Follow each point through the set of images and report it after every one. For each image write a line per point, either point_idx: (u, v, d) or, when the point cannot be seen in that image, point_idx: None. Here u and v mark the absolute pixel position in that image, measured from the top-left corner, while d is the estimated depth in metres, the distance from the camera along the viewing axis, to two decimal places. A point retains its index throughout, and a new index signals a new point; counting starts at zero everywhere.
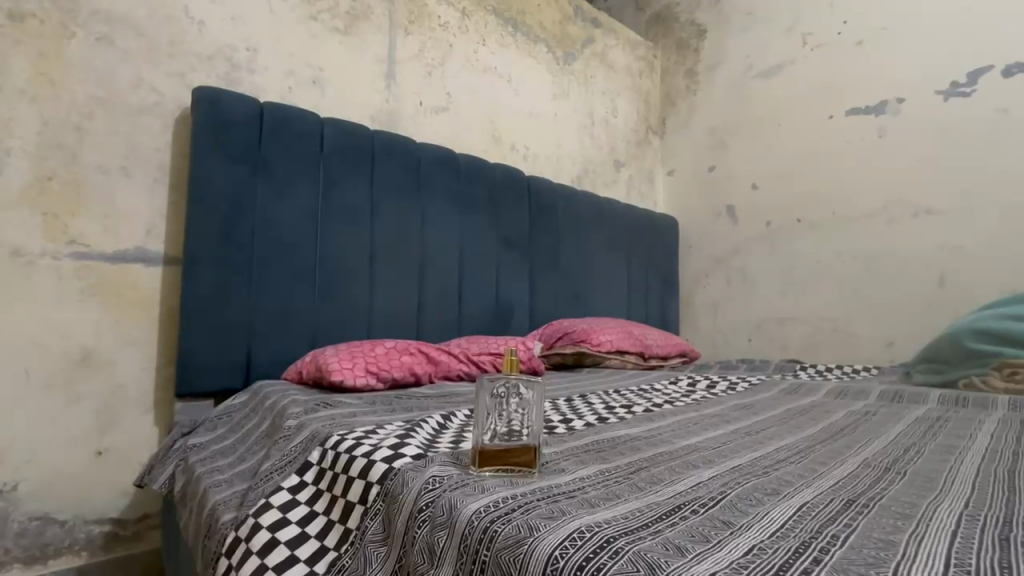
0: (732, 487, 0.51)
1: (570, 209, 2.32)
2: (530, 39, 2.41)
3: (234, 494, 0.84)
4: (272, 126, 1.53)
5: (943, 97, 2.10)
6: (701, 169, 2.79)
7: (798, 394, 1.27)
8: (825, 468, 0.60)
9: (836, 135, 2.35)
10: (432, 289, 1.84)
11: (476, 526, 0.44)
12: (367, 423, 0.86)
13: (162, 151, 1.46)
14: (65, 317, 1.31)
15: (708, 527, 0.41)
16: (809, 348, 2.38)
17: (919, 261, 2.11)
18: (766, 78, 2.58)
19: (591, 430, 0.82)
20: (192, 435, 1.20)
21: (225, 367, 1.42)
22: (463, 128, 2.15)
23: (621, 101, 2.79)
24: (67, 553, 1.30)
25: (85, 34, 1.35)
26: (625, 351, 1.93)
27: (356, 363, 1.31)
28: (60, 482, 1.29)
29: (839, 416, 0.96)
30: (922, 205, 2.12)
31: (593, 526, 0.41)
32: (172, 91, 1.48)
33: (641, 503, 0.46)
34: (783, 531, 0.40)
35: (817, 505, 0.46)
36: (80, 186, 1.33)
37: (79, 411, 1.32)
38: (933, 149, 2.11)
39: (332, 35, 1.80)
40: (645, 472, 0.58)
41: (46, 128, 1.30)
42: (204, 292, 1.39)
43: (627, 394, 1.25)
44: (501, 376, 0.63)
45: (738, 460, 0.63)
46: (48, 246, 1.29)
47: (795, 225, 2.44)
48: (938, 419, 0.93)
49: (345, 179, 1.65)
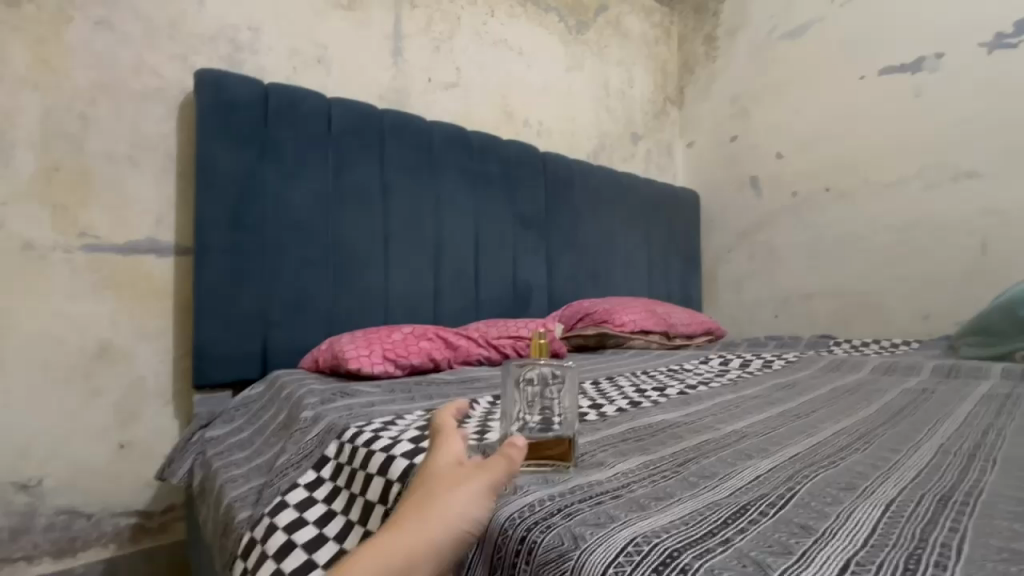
0: (801, 482, 0.45)
1: (588, 183, 2.24)
2: (541, 8, 2.30)
3: (251, 490, 0.80)
4: (278, 106, 1.47)
5: (987, 50, 1.95)
6: (722, 139, 2.66)
7: (841, 371, 1.20)
8: (899, 455, 0.54)
9: (870, 96, 2.21)
10: (450, 271, 1.79)
11: (512, 536, 0.39)
12: (387, 413, 0.82)
13: (168, 137, 1.41)
14: (81, 311, 1.29)
15: (785, 533, 0.35)
16: (839, 323, 2.27)
17: (960, 227, 1.98)
18: (791, 40, 2.43)
19: (626, 417, 0.77)
20: (209, 428, 1.18)
21: (241, 358, 1.39)
22: (474, 103, 2.07)
23: (638, 70, 2.67)
24: (96, 545, 1.30)
25: (82, 18, 1.30)
26: (649, 331, 1.86)
27: (373, 351, 1.27)
28: (86, 475, 1.28)
29: (896, 395, 0.89)
30: (963, 168, 1.98)
31: (649, 536, 0.35)
32: (175, 75, 1.43)
33: (699, 504, 0.40)
34: (879, 539, 0.34)
35: (907, 503, 0.40)
36: (88, 176, 1.30)
37: (99, 405, 1.30)
38: (976, 108, 1.96)
39: (336, 11, 1.72)
40: (694, 465, 0.52)
41: (50, 117, 1.26)
42: (216, 282, 1.35)
43: (657, 375, 1.18)
44: (532, 362, 0.56)
45: (797, 448, 0.57)
46: (59, 239, 1.26)
47: (824, 194, 2.32)
48: (1008, 396, 0.85)
49: (355, 160, 1.60)
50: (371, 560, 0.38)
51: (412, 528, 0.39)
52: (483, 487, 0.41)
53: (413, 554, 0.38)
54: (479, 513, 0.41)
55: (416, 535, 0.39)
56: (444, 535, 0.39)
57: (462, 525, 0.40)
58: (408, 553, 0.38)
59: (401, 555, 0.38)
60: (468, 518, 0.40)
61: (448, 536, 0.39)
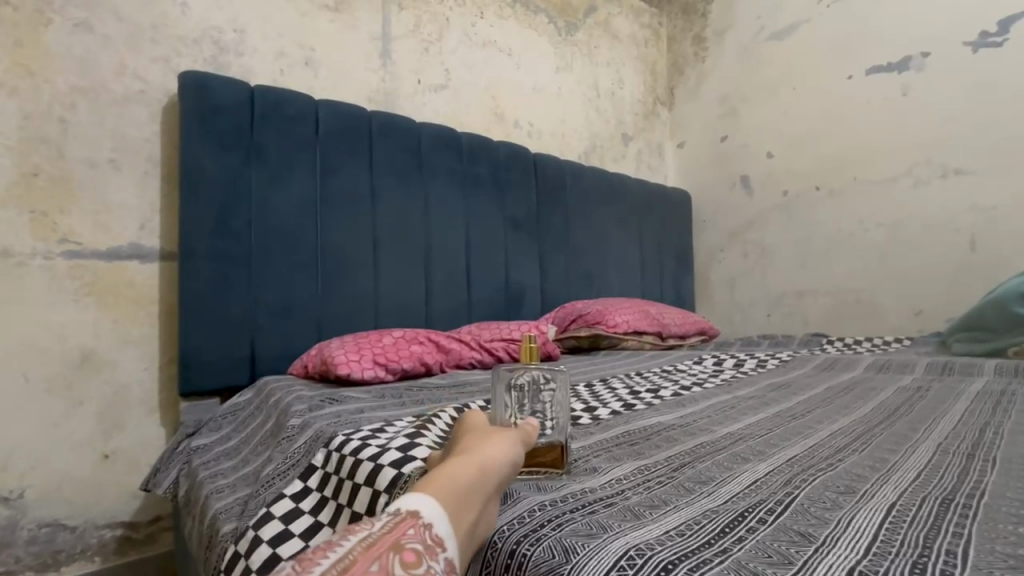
0: (799, 486, 0.44)
1: (579, 183, 2.23)
2: (529, 9, 2.29)
3: (236, 501, 0.78)
4: (263, 109, 1.45)
5: (972, 49, 1.97)
6: (713, 140, 2.67)
7: (835, 370, 1.19)
8: (897, 456, 0.53)
9: (858, 95, 2.22)
10: (441, 273, 1.77)
11: (501, 549, 0.38)
12: (377, 420, 0.81)
13: (152, 141, 1.39)
14: (62, 319, 1.26)
15: (785, 542, 0.34)
16: (832, 321, 2.28)
17: (949, 225, 2.00)
18: (780, 40, 2.43)
19: (619, 419, 0.75)
20: (196, 437, 1.15)
21: (228, 364, 1.36)
22: (464, 105, 2.06)
23: (627, 71, 2.66)
24: (81, 558, 1.27)
25: (62, 21, 1.27)
26: (642, 332, 1.85)
27: (363, 356, 1.25)
28: (68, 486, 1.25)
29: (890, 393, 0.88)
30: (951, 165, 2.00)
31: (643, 549, 0.34)
32: (158, 78, 1.41)
33: (696, 512, 0.39)
34: (882, 546, 0.32)
35: (908, 507, 0.39)
36: (68, 181, 1.27)
37: (82, 415, 1.27)
38: (963, 107, 1.98)
39: (322, 12, 1.70)
40: (689, 469, 0.50)
41: (29, 121, 1.23)
42: (201, 287, 1.33)
43: (651, 376, 1.17)
44: (520, 369, 0.54)
45: (793, 451, 0.56)
46: (38, 246, 1.23)
47: (815, 193, 2.32)
48: (1001, 393, 0.85)
49: (343, 163, 1.58)
50: (442, 478, 0.39)
51: (470, 454, 0.42)
52: (519, 438, 0.47)
53: (481, 472, 0.41)
54: (519, 453, 0.46)
55: (479, 458, 0.42)
56: (500, 461, 0.43)
57: (511, 459, 0.44)
58: (479, 468, 0.41)
59: (469, 471, 0.40)
60: (514, 453, 0.45)
61: (504, 464, 0.43)
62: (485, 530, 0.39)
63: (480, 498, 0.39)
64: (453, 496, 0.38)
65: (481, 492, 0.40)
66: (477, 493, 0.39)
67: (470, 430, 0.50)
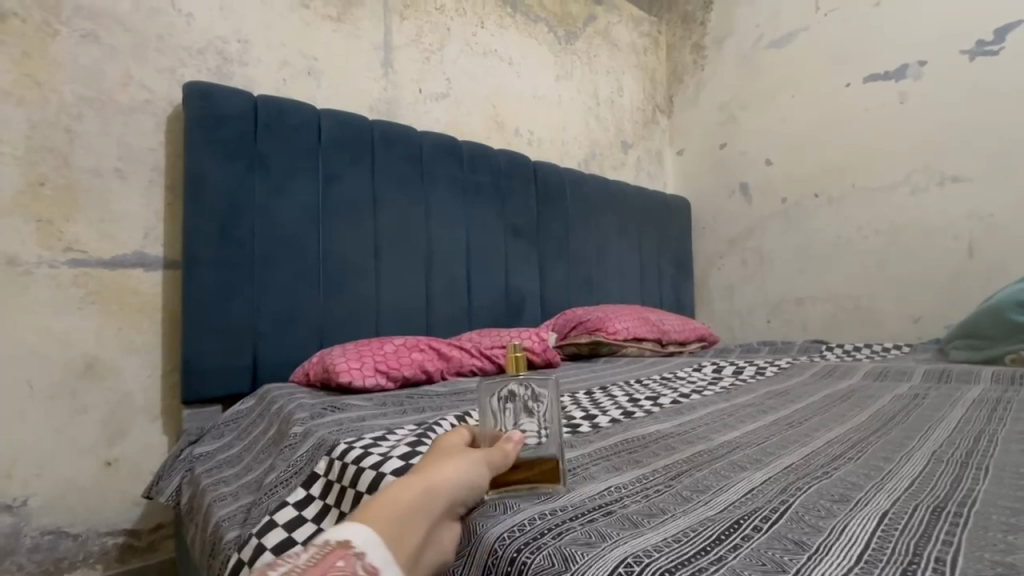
0: (794, 494, 0.45)
1: (579, 190, 2.25)
2: (530, 19, 2.32)
3: (239, 509, 0.79)
4: (267, 119, 1.46)
5: (969, 57, 1.99)
6: (712, 147, 2.68)
7: (834, 377, 1.20)
8: (891, 464, 0.53)
9: (856, 103, 2.24)
10: (442, 280, 1.78)
11: (502, 557, 0.39)
12: (378, 428, 0.81)
13: (156, 150, 1.41)
14: (66, 327, 1.27)
15: (779, 549, 0.34)
16: (831, 327, 2.28)
17: (946, 232, 2.01)
18: (778, 48, 2.46)
19: (618, 427, 0.76)
20: (198, 445, 1.16)
21: (231, 372, 1.37)
22: (465, 114, 2.08)
23: (627, 79, 2.69)
24: (83, 566, 1.27)
25: (69, 32, 1.29)
26: (642, 338, 1.86)
27: (365, 363, 1.26)
28: (72, 494, 1.26)
29: (887, 401, 0.89)
30: (948, 173, 2.01)
31: (641, 556, 0.35)
32: (163, 88, 1.42)
33: (693, 520, 0.40)
34: (874, 554, 0.33)
35: (901, 515, 0.39)
36: (73, 190, 1.28)
37: (85, 423, 1.27)
38: (960, 114, 1.99)
39: (325, 23, 1.73)
40: (687, 478, 0.51)
41: (35, 131, 1.25)
42: (204, 295, 1.34)
43: (650, 383, 1.18)
44: (503, 382, 0.54)
45: (789, 459, 0.57)
46: (43, 254, 1.24)
47: (814, 200, 2.34)
48: (997, 401, 0.86)
49: (345, 172, 1.59)
50: (387, 499, 0.40)
51: (425, 475, 0.43)
52: (485, 459, 0.48)
53: (431, 490, 0.42)
54: (481, 477, 0.47)
55: (432, 478, 0.43)
56: (454, 483, 0.44)
57: (469, 481, 0.45)
58: (430, 486, 0.42)
59: (418, 492, 0.42)
60: (473, 472, 0.46)
61: (459, 483, 0.44)
62: (428, 555, 0.40)
63: (425, 518, 0.41)
64: (396, 516, 0.39)
65: (429, 510, 0.41)
66: (422, 513, 0.40)
67: (442, 447, 0.51)
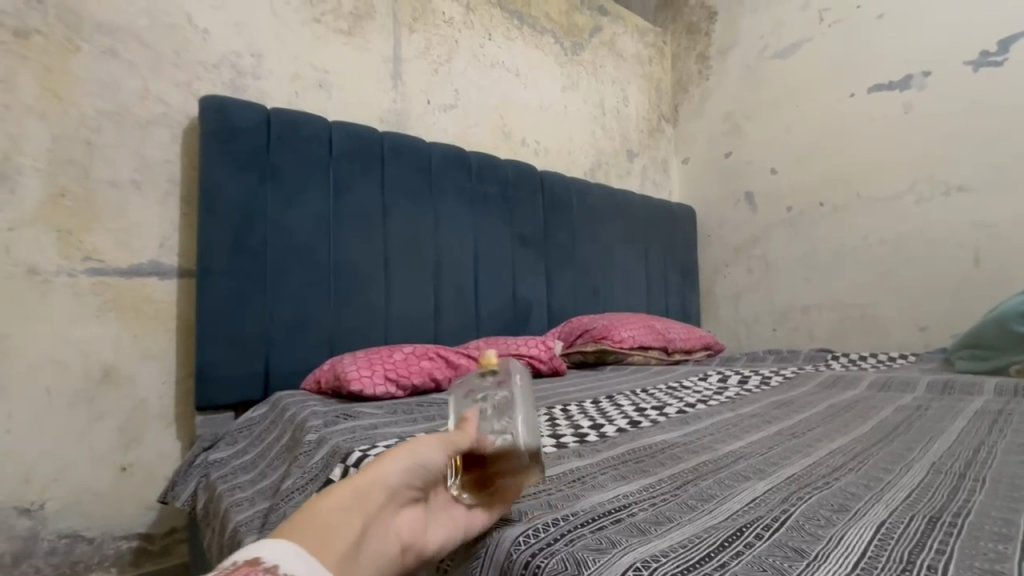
0: (795, 504, 0.47)
1: (585, 200, 2.27)
2: (536, 30, 2.35)
3: (255, 514, 0.81)
4: (280, 131, 1.50)
5: (972, 67, 2.00)
6: (717, 156, 2.71)
7: (838, 388, 1.21)
8: (891, 475, 0.55)
9: (860, 113, 2.26)
10: (450, 289, 1.81)
11: (517, 560, 0.41)
12: (391, 436, 0.84)
13: (172, 162, 1.44)
14: (84, 334, 1.30)
15: (779, 557, 0.36)
16: (837, 336, 2.29)
17: (951, 241, 2.02)
18: (783, 59, 2.48)
19: (625, 437, 0.78)
20: (213, 450, 1.18)
21: (243, 379, 1.40)
22: (472, 125, 2.11)
23: (632, 89, 2.72)
24: (98, 570, 1.30)
25: (90, 48, 1.34)
26: (648, 347, 1.87)
27: (375, 371, 1.28)
28: (88, 498, 1.28)
29: (890, 412, 0.90)
30: (953, 183, 2.02)
31: (649, 561, 0.37)
32: (179, 102, 1.46)
33: (698, 528, 0.42)
34: (869, 562, 0.35)
35: (897, 525, 0.41)
36: (92, 201, 1.32)
37: (101, 429, 1.30)
38: (964, 124, 2.01)
39: (337, 37, 1.77)
40: (692, 487, 0.53)
41: (57, 144, 1.29)
42: (218, 304, 1.37)
43: (656, 393, 1.20)
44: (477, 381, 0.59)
45: (791, 470, 0.58)
46: (63, 264, 1.28)
47: (819, 209, 2.35)
48: (999, 412, 0.87)
49: (356, 183, 1.62)
50: (316, 508, 0.45)
51: (356, 476, 0.48)
52: (425, 446, 0.50)
53: (360, 489, 0.47)
54: (418, 463, 0.49)
55: (365, 478, 0.48)
56: (386, 476, 0.48)
57: (402, 471, 0.49)
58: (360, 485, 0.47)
59: (348, 495, 0.46)
60: (407, 462, 0.49)
61: (391, 477, 0.48)
62: (367, 545, 0.45)
63: (353, 516, 0.45)
64: (321, 519, 0.44)
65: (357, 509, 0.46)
66: (349, 512, 0.45)
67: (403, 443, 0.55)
